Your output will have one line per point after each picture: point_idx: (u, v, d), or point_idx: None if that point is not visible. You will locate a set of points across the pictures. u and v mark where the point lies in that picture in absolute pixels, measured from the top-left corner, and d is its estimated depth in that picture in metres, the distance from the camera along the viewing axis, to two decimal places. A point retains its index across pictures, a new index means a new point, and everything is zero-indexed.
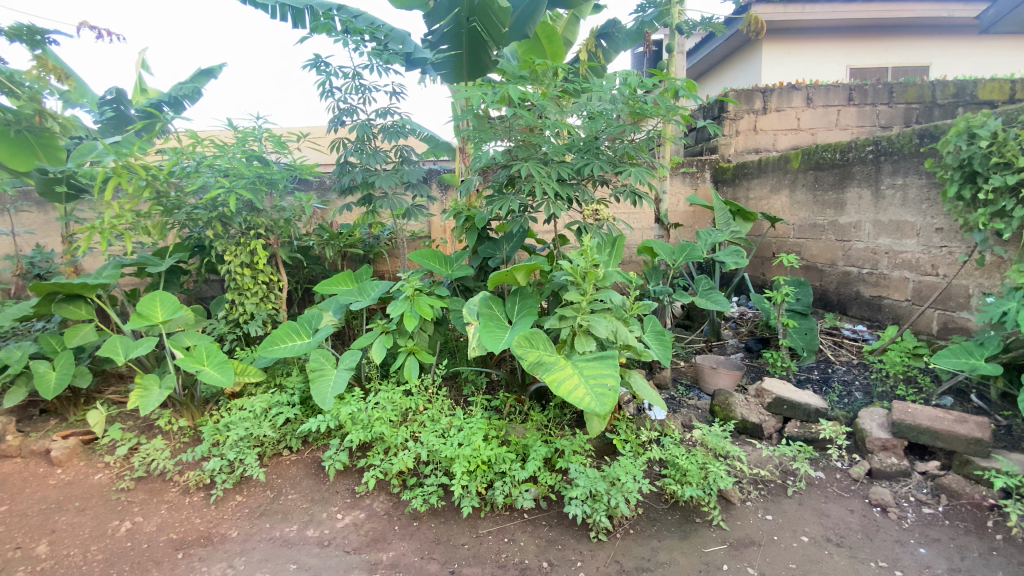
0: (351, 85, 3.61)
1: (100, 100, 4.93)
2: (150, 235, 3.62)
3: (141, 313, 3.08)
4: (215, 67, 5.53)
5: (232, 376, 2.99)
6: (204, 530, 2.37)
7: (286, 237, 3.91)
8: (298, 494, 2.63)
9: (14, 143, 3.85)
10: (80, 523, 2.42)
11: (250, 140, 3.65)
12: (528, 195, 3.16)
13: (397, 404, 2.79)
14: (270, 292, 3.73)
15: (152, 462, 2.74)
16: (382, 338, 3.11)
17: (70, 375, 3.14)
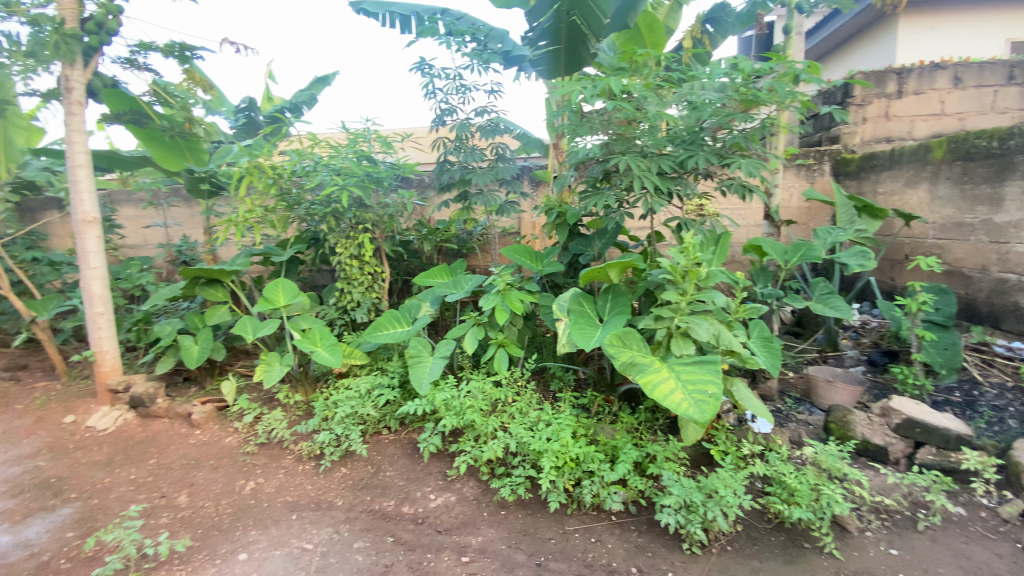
0: (453, 86, 3.75)
1: (235, 108, 5.62)
2: (274, 228, 4.03)
3: (267, 296, 3.47)
4: (329, 75, 6.03)
5: (340, 357, 3.26)
6: (314, 496, 2.60)
7: (389, 232, 4.15)
8: (395, 471, 2.79)
9: (168, 148, 4.44)
10: (214, 479, 2.76)
11: (361, 141, 3.94)
12: (625, 189, 3.08)
13: (487, 394, 2.85)
14: (374, 282, 3.99)
15: (272, 431, 3.06)
16: (474, 329, 3.20)
17: (208, 349, 3.60)
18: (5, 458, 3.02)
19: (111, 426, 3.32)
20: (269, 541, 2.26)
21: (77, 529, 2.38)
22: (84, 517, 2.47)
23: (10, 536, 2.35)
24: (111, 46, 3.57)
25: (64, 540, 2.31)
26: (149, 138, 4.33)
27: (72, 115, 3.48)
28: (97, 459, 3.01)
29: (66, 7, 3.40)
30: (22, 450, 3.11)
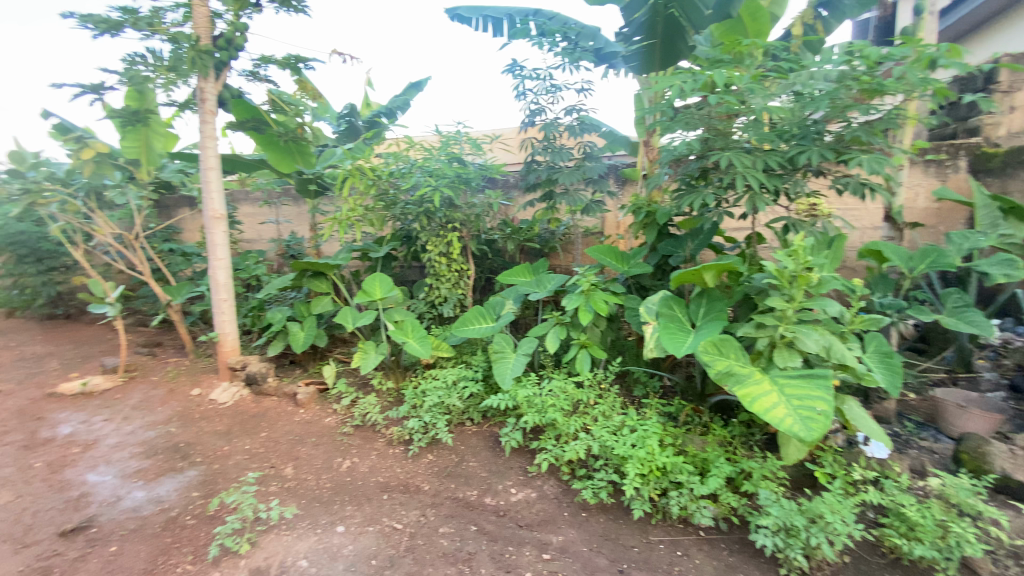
0: (543, 86, 3.77)
1: (338, 114, 6.05)
2: (373, 226, 4.28)
3: (365, 289, 3.71)
4: (422, 80, 6.31)
5: (429, 349, 3.42)
6: (403, 479, 2.75)
7: (476, 231, 4.25)
8: (478, 463, 2.87)
9: (283, 151, 4.83)
10: (315, 454, 3.00)
11: (452, 143, 4.10)
12: (724, 187, 2.94)
13: (570, 394, 2.84)
14: (460, 279, 4.13)
15: (367, 415, 3.30)
16: (557, 329, 3.19)
17: (312, 335, 3.95)
18: (145, 422, 3.47)
19: (229, 400, 3.72)
20: (363, 517, 2.41)
21: (200, 490, 2.67)
22: (206, 480, 2.77)
23: (148, 490, 2.70)
24: (237, 59, 3.99)
25: (190, 499, 2.60)
26: (267, 144, 4.72)
27: (206, 123, 3.95)
28: (217, 428, 3.38)
29: (202, 27, 3.86)
30: (158, 416, 3.56)
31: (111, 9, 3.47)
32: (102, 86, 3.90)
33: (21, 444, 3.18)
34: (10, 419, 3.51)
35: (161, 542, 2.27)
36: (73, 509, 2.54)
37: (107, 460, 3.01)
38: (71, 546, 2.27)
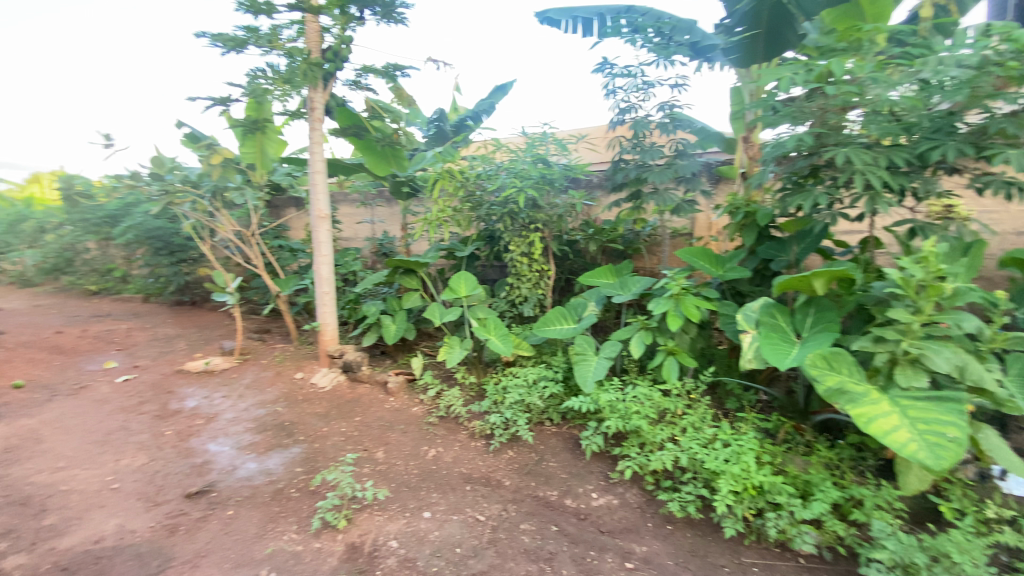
0: (634, 84, 3.71)
1: (428, 119, 6.31)
2: (460, 226, 4.41)
3: (451, 286, 3.85)
4: (507, 83, 6.41)
5: (510, 347, 3.47)
6: (484, 472, 2.82)
7: (557, 231, 4.22)
8: (558, 463, 2.87)
9: (379, 156, 5.05)
10: (403, 441, 3.17)
11: (538, 144, 4.13)
12: (839, 186, 2.71)
13: (656, 402, 2.76)
14: (541, 279, 4.14)
15: (451, 407, 3.42)
16: (642, 333, 3.10)
17: (403, 328, 4.22)
18: (256, 400, 3.86)
19: (328, 385, 4.03)
20: (447, 506, 2.51)
21: (303, 466, 2.92)
22: (308, 457, 3.03)
23: (258, 462, 2.99)
24: (343, 70, 4.32)
25: (294, 473, 2.85)
26: (365, 148, 5.01)
27: (314, 130, 4.32)
28: (317, 410, 3.67)
29: (313, 42, 4.22)
30: (267, 395, 3.94)
31: (237, 29, 3.89)
32: (229, 98, 4.38)
33: (157, 413, 3.66)
34: (150, 390, 4.05)
35: (270, 510, 2.50)
36: (198, 474, 2.88)
37: (225, 433, 3.37)
38: (196, 506, 2.57)
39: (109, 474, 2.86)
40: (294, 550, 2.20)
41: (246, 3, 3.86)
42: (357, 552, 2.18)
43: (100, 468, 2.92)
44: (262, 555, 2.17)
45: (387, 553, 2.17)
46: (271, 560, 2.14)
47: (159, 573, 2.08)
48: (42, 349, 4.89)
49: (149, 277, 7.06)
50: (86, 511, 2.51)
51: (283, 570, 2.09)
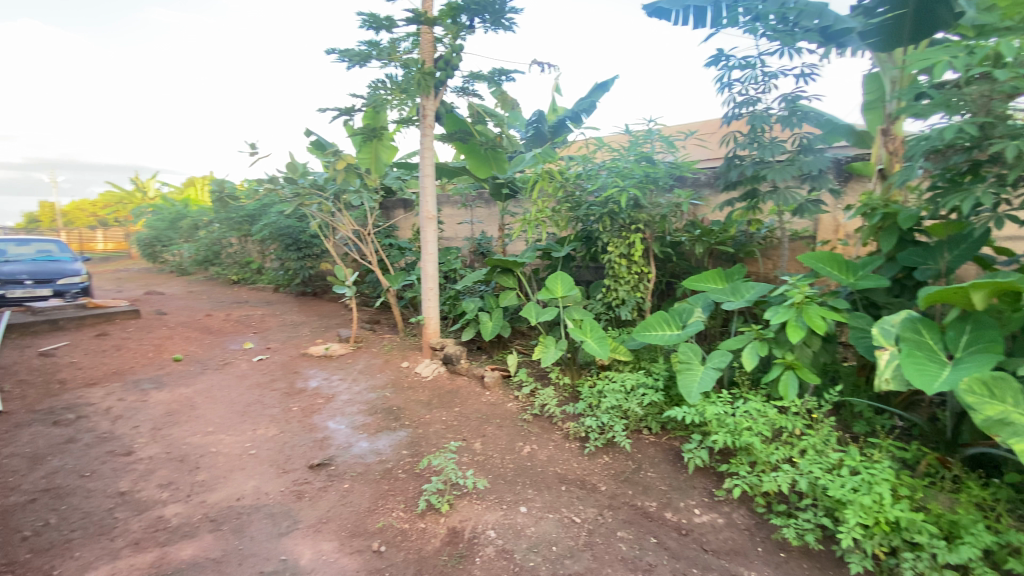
0: (752, 76, 3.47)
1: (527, 121, 6.39)
2: (558, 227, 4.42)
3: (548, 286, 3.87)
4: (608, 81, 6.29)
5: (607, 350, 3.41)
6: (580, 474, 2.80)
7: (660, 232, 4.05)
8: (657, 474, 2.78)
9: (482, 158, 5.19)
10: (499, 435, 3.25)
11: (643, 142, 4.01)
12: (1007, 184, 2.35)
13: (770, 419, 2.57)
14: (640, 281, 4.01)
15: (545, 406, 3.45)
16: (756, 343, 2.89)
17: (499, 325, 4.33)
18: (368, 384, 4.19)
19: (430, 374, 4.25)
20: (543, 503, 2.53)
21: (409, 449, 3.11)
22: (413, 441, 3.22)
23: (369, 442, 3.24)
24: (452, 77, 4.53)
25: (401, 455, 3.05)
26: (470, 152, 5.16)
27: (425, 136, 4.59)
28: (420, 398, 3.89)
29: (427, 52, 4.48)
30: (376, 381, 4.26)
31: (361, 44, 4.23)
32: (352, 108, 4.78)
33: (285, 390, 4.11)
34: (280, 370, 4.57)
35: (380, 487, 2.70)
36: (319, 447, 3.19)
37: (341, 412, 3.70)
38: (317, 477, 2.84)
39: (248, 441, 3.27)
40: (401, 527, 2.35)
41: (369, 20, 4.19)
42: (458, 537, 2.28)
43: (241, 435, 3.35)
44: (374, 528, 2.35)
45: (486, 542, 2.24)
46: (382, 534, 2.31)
47: (289, 532, 2.33)
48: (197, 329, 5.71)
49: (279, 270, 7.96)
50: (231, 471, 2.89)
51: (391, 544, 2.25)
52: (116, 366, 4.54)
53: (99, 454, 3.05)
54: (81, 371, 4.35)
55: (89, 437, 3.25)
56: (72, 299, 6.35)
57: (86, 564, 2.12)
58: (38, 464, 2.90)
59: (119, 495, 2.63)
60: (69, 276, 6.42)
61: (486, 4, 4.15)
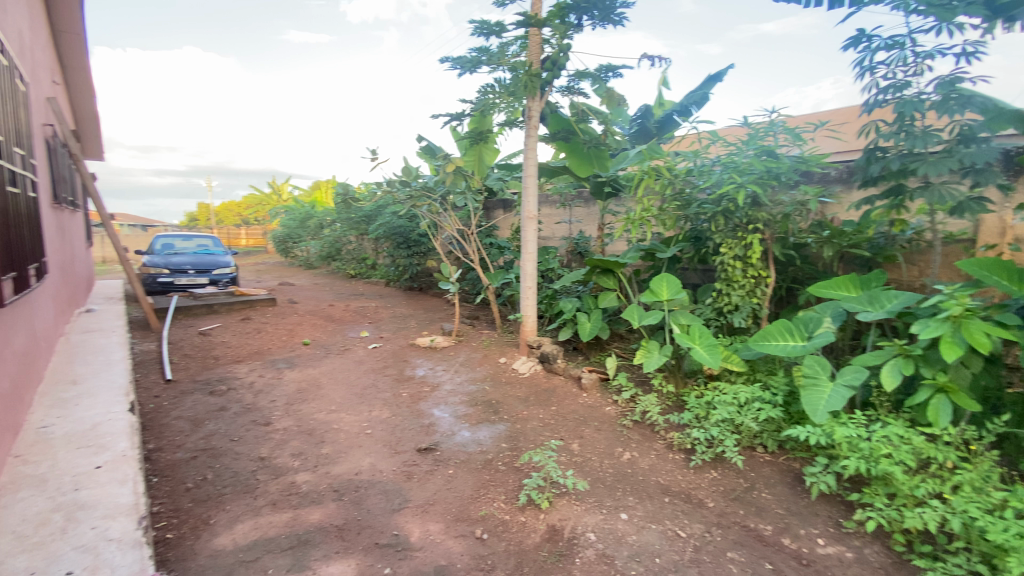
0: (902, 57, 3.06)
1: (631, 117, 6.16)
2: (665, 226, 4.25)
3: (653, 288, 3.74)
4: (721, 71, 5.88)
5: (718, 359, 3.21)
6: (685, 487, 2.67)
7: (781, 233, 3.73)
8: (772, 496, 2.57)
9: (584, 157, 5.09)
10: (598, 438, 3.20)
11: (765, 135, 3.71)
12: None
13: (915, 447, 2.28)
14: (756, 286, 3.72)
15: (647, 413, 3.32)
16: (899, 360, 2.55)
17: (598, 327, 4.25)
18: (469, 377, 4.36)
19: (527, 372, 4.31)
20: (644, 513, 2.45)
21: (508, 443, 3.19)
22: (511, 435, 3.29)
23: (471, 432, 3.37)
24: (559, 77, 4.54)
25: (501, 448, 3.14)
26: (572, 151, 5.07)
27: (530, 137, 4.67)
28: (518, 394, 3.96)
29: (534, 54, 4.53)
30: (476, 374, 4.42)
31: (473, 50, 4.41)
32: (461, 113, 4.99)
33: (396, 377, 4.42)
34: (391, 358, 4.92)
35: (482, 477, 2.80)
36: (426, 432, 3.39)
37: (445, 401, 3.90)
38: (424, 460, 3.02)
39: (364, 421, 3.56)
40: (502, 518, 2.41)
41: (481, 27, 4.35)
42: (557, 535, 2.29)
43: (358, 415, 3.67)
44: (477, 515, 2.44)
45: (586, 544, 2.23)
46: (484, 522, 2.39)
47: (400, 509, 2.51)
48: (321, 317, 6.35)
49: (390, 266, 8.58)
50: (350, 447, 3.18)
51: (493, 533, 2.32)
52: (257, 346, 5.18)
53: (244, 423, 3.51)
54: (230, 349, 5.05)
55: (236, 407, 3.75)
56: (224, 287, 7.37)
57: (235, 516, 2.45)
58: (198, 427, 3.40)
59: (260, 460, 3.00)
60: (222, 267, 7.47)
61: (596, 1, 4.10)
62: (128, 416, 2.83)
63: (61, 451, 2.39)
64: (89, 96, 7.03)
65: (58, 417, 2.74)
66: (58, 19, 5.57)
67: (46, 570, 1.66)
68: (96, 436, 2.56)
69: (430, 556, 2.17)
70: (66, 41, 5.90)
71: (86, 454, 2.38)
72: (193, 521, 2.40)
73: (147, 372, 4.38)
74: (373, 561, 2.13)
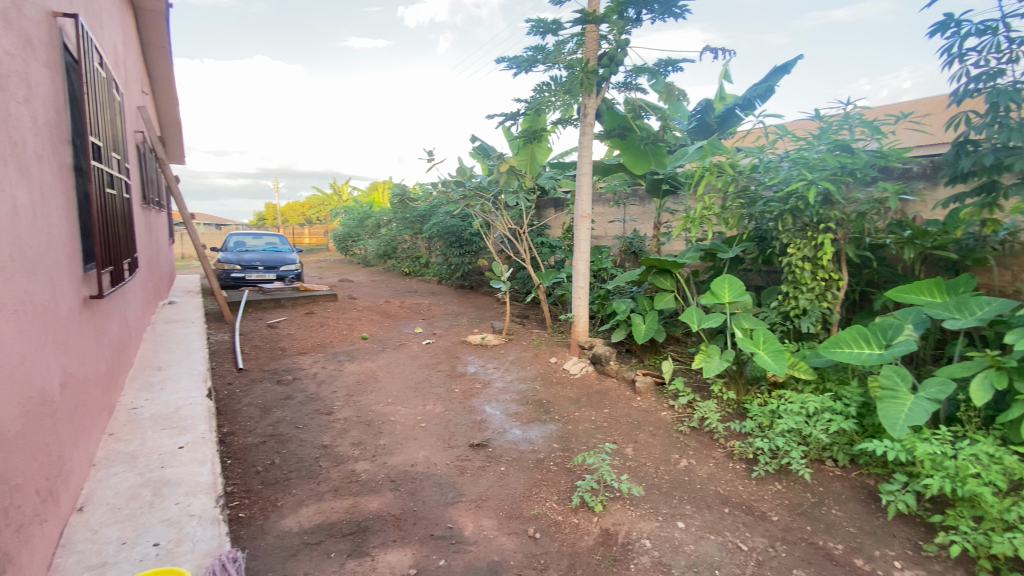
0: (997, 41, 2.77)
1: (690, 113, 5.91)
2: (727, 225, 4.08)
3: (714, 290, 3.59)
4: (789, 63, 5.56)
5: (785, 367, 3.03)
6: (746, 499, 2.55)
7: (856, 233, 3.48)
8: (843, 513, 2.41)
9: (640, 154, 4.98)
10: (653, 443, 3.12)
11: (840, 129, 3.47)
12: None
13: (1008, 468, 2.09)
14: (827, 290, 3.49)
15: (706, 420, 3.21)
16: (991, 373, 2.32)
17: (653, 329, 4.13)
18: (520, 375, 4.38)
19: (578, 373, 4.26)
20: (703, 522, 2.36)
21: (560, 444, 3.17)
22: (563, 436, 3.27)
23: (522, 430, 3.38)
24: (616, 73, 4.43)
25: (552, 448, 3.12)
26: (627, 148, 4.96)
27: (585, 135, 4.61)
28: (569, 395, 3.93)
29: (591, 51, 4.47)
30: (527, 372, 4.42)
31: (529, 50, 4.40)
32: (516, 113, 5.00)
33: (448, 373, 4.51)
34: (444, 354, 5.02)
35: (534, 475, 2.80)
36: (478, 428, 3.43)
37: (496, 399, 3.93)
38: (477, 456, 3.06)
39: (419, 414, 3.66)
40: (555, 519, 2.40)
41: (538, 25, 4.34)
42: (612, 539, 2.26)
43: (413, 409, 3.76)
44: (530, 514, 2.45)
45: (641, 551, 2.18)
46: (537, 522, 2.39)
47: (454, 503, 2.55)
48: (378, 313, 6.58)
49: (443, 264, 8.77)
50: (406, 439, 3.27)
51: (546, 533, 2.31)
52: (319, 339, 5.44)
53: (308, 411, 3.69)
54: (295, 341, 5.33)
55: (301, 396, 3.96)
56: (289, 282, 7.80)
57: (300, 499, 2.58)
58: (267, 414, 3.62)
59: (322, 447, 3.15)
60: (288, 264, 7.90)
61: None
62: (205, 401, 3.04)
63: (149, 431, 2.61)
64: (173, 104, 7.62)
65: (147, 399, 3.00)
66: (147, 35, 6.06)
67: (136, 540, 1.81)
68: (178, 418, 2.77)
69: (483, 551, 2.19)
70: (154, 53, 6.41)
71: (170, 435, 2.58)
72: (263, 502, 2.55)
73: (221, 360, 4.70)
74: (429, 552, 2.17)
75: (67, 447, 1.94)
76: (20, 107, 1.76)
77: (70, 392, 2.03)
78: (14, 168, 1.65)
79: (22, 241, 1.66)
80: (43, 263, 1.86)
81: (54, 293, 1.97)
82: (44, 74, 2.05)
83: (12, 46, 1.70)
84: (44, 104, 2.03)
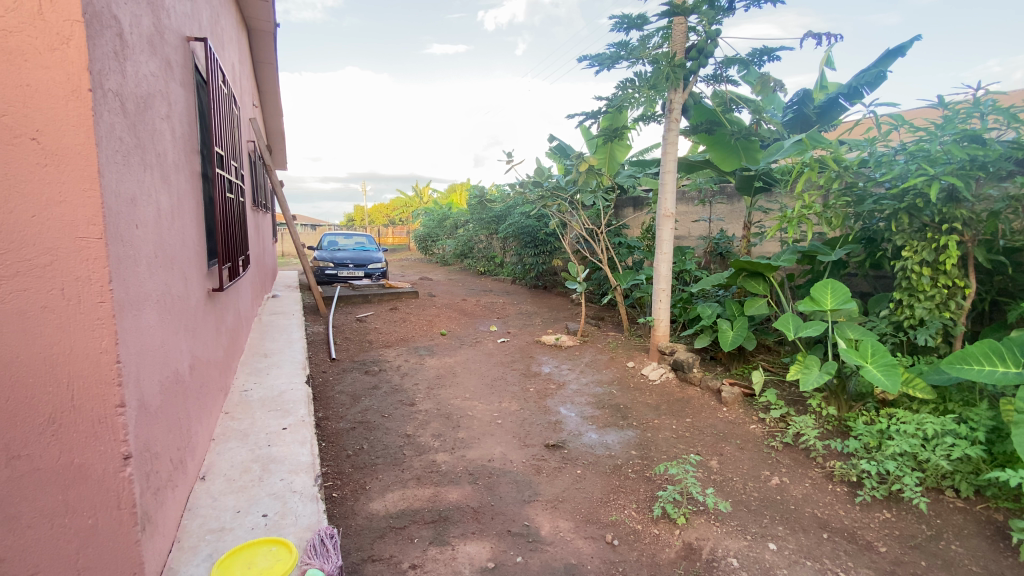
0: None
1: (787, 104, 5.47)
2: (830, 226, 3.74)
3: (814, 296, 3.32)
4: (904, 45, 4.98)
5: (898, 383, 2.72)
6: (848, 525, 2.33)
7: (988, 234, 3.05)
8: (965, 549, 2.14)
9: (728, 150, 4.73)
10: (741, 457, 2.94)
11: (969, 116, 3.05)
12: None
13: None
14: (950, 299, 3.09)
15: (801, 436, 2.97)
16: None
17: (742, 336, 3.88)
18: (596, 378, 4.32)
19: (658, 379, 4.10)
20: (798, 546, 2.19)
21: (638, 451, 3.08)
22: (642, 444, 3.18)
23: (599, 435, 3.33)
24: (705, 66, 4.22)
25: (630, 454, 3.05)
26: (715, 143, 4.74)
27: (669, 131, 4.46)
28: (649, 401, 3.81)
29: (678, 44, 4.30)
30: (604, 375, 4.35)
31: (613, 46, 4.31)
32: (597, 111, 4.91)
33: (524, 371, 4.55)
34: (518, 353, 5.07)
35: (611, 481, 2.75)
36: (554, 429, 3.43)
37: (571, 400, 3.91)
38: (552, 456, 3.06)
39: (495, 411, 3.72)
40: (634, 527, 2.34)
41: (623, 21, 4.24)
42: (695, 554, 2.16)
43: (490, 405, 3.84)
44: (608, 520, 2.41)
45: (727, 569, 2.06)
46: (615, 528, 2.35)
47: (530, 501, 2.57)
48: (455, 310, 6.78)
49: (518, 265, 8.87)
50: (483, 435, 3.34)
51: (625, 541, 2.26)
52: (402, 334, 5.72)
53: (393, 402, 3.89)
54: (380, 335, 5.64)
55: (386, 387, 4.18)
56: (375, 280, 8.27)
57: (386, 484, 2.73)
58: (356, 402, 3.86)
59: (406, 437, 3.31)
60: (375, 262, 8.39)
61: None
62: (303, 387, 3.31)
63: (257, 412, 2.88)
64: (278, 116, 8.37)
65: (255, 383, 3.32)
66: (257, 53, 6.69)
67: (248, 509, 2.01)
68: (281, 402, 3.04)
69: (560, 552, 2.18)
70: (263, 70, 7.07)
71: (275, 417, 2.84)
72: (353, 484, 2.73)
73: (317, 350, 5.08)
74: (506, 547, 2.21)
75: (193, 422, 2.19)
76: (162, 122, 2.01)
77: (196, 374, 2.30)
78: (157, 175, 1.88)
79: (163, 240, 1.90)
80: (179, 259, 2.12)
81: (185, 284, 2.23)
82: (180, 92, 2.33)
83: (156, 68, 1.95)
84: (180, 119, 2.31)
